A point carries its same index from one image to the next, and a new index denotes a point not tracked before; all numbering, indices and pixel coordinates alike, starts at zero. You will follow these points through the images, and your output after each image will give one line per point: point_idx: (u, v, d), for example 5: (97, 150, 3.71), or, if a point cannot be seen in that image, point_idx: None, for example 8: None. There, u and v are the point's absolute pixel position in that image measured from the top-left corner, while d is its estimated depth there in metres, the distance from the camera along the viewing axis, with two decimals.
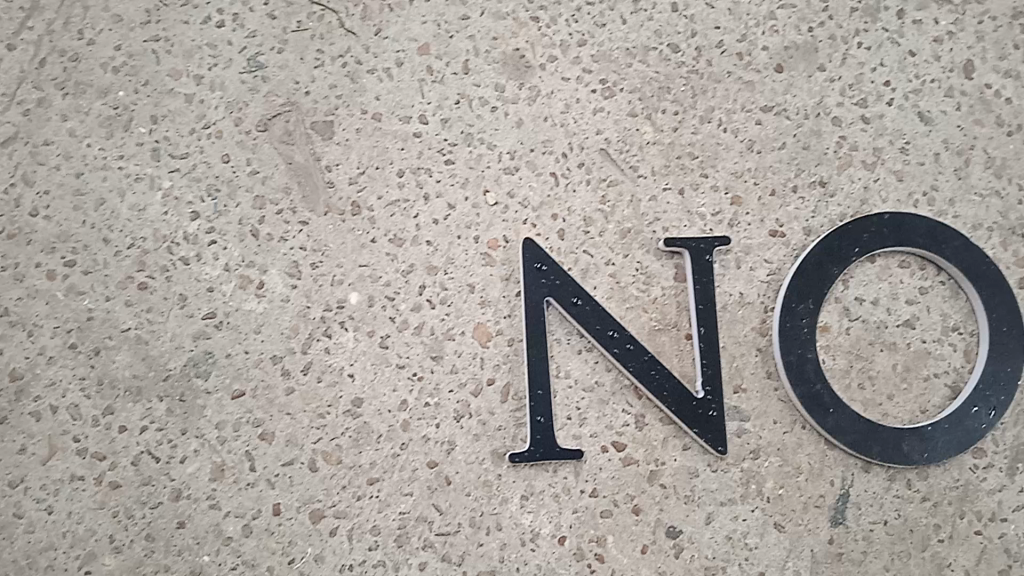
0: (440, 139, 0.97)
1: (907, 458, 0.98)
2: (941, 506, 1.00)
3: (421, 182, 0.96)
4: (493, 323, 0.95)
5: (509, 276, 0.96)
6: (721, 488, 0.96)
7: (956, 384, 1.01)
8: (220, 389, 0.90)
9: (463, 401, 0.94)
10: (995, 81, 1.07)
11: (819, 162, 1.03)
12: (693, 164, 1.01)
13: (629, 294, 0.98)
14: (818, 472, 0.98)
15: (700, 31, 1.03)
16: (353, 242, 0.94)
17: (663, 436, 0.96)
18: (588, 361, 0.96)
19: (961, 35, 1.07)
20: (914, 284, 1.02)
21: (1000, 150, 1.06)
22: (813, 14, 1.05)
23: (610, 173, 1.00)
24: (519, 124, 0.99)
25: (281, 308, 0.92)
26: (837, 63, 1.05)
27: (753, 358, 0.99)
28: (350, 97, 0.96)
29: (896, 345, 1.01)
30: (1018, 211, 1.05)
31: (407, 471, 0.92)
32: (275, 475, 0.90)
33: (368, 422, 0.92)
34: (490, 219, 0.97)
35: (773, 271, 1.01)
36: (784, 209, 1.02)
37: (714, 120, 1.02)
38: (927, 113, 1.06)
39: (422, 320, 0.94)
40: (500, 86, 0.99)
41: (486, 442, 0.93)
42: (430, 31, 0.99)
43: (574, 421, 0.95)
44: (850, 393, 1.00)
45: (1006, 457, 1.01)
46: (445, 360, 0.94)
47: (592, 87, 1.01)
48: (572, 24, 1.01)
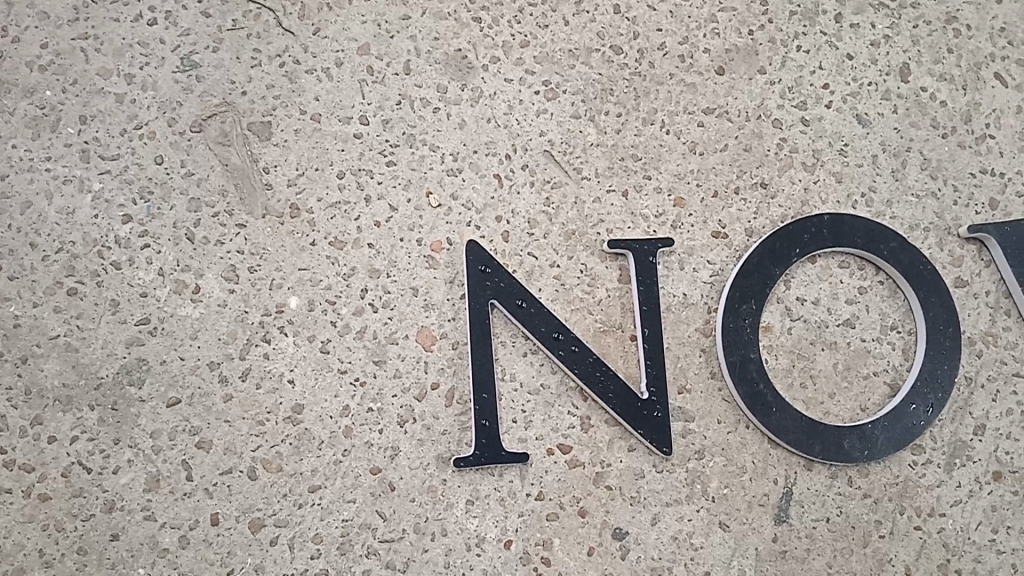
0: (381, 140, 0.96)
1: (848, 456, 0.99)
2: (881, 502, 1.01)
3: (362, 184, 0.95)
4: (437, 327, 0.94)
5: (453, 278, 0.95)
6: (667, 489, 0.97)
7: (894, 382, 1.03)
8: (155, 397, 0.88)
9: (407, 406, 0.92)
10: (930, 84, 1.09)
11: (760, 163, 1.04)
12: (636, 165, 1.01)
13: (574, 296, 0.98)
14: (762, 471, 0.99)
15: (642, 33, 1.04)
16: (292, 244, 0.92)
17: (609, 437, 0.96)
18: (533, 364, 0.96)
19: (897, 39, 1.09)
20: (853, 284, 1.04)
21: (935, 152, 1.08)
22: (753, 17, 1.06)
23: (554, 175, 0.99)
24: (462, 126, 0.98)
25: (218, 313, 0.90)
26: (777, 65, 1.06)
27: (697, 359, 0.99)
28: (289, 97, 0.95)
29: (836, 344, 1.03)
30: (953, 211, 1.07)
31: (350, 478, 0.90)
32: (212, 485, 0.87)
33: (308, 428, 0.90)
34: (433, 222, 0.96)
35: (715, 272, 1.01)
36: (726, 210, 1.03)
37: (656, 121, 1.03)
38: (864, 116, 1.07)
39: (364, 324, 0.93)
40: (442, 87, 0.98)
41: (430, 447, 0.92)
42: (370, 31, 0.97)
43: (519, 424, 0.94)
44: (792, 392, 1.01)
45: (943, 453, 1.03)
46: (388, 365, 0.93)
47: (535, 89, 1.00)
48: (515, 25, 1.01)
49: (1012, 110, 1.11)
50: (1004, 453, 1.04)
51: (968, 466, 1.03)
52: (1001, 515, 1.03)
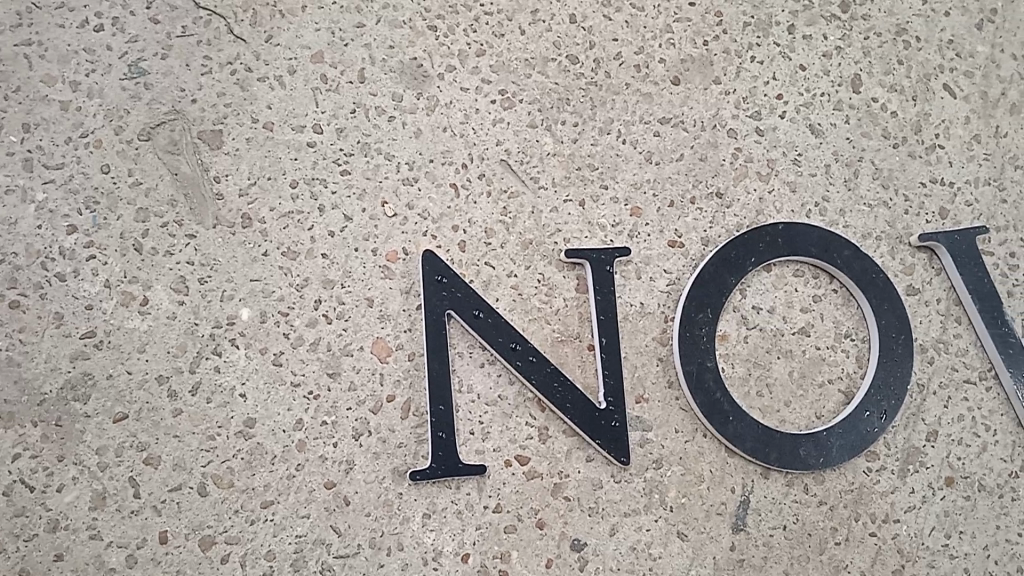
0: (335, 149, 0.95)
1: (803, 463, 1.00)
2: (837, 509, 1.02)
3: (316, 193, 0.94)
4: (393, 338, 0.93)
5: (409, 288, 0.94)
6: (626, 499, 0.96)
7: (848, 389, 1.04)
8: (101, 412, 0.85)
9: (362, 419, 0.91)
10: (881, 95, 1.11)
11: (716, 173, 1.05)
12: (593, 175, 1.01)
13: (531, 306, 0.97)
14: (719, 480, 0.99)
15: (599, 43, 1.04)
16: (243, 255, 0.91)
17: (567, 448, 0.96)
18: (491, 374, 0.95)
19: (849, 50, 1.11)
20: (808, 292, 1.05)
21: (886, 162, 1.10)
22: (708, 27, 1.07)
23: (511, 184, 0.99)
24: (417, 135, 0.97)
25: (167, 326, 0.88)
26: (732, 76, 1.07)
27: (655, 367, 0.99)
28: (241, 105, 0.93)
29: (792, 352, 1.03)
30: (904, 220, 1.09)
31: (304, 492, 0.88)
32: (161, 502, 0.85)
33: (261, 443, 0.88)
34: (388, 231, 0.95)
35: (672, 281, 1.01)
36: (682, 219, 1.03)
37: (613, 131, 1.03)
38: (817, 126, 1.08)
39: (318, 336, 0.91)
40: (398, 95, 0.97)
41: (386, 460, 0.91)
42: (324, 38, 0.96)
43: (477, 436, 0.93)
44: (749, 401, 1.01)
45: (897, 459, 1.04)
46: (343, 377, 0.91)
47: (491, 98, 1.00)
48: (471, 34, 1.00)
49: (961, 121, 1.12)
50: (956, 459, 1.06)
51: (921, 471, 1.04)
52: (954, 520, 1.04)
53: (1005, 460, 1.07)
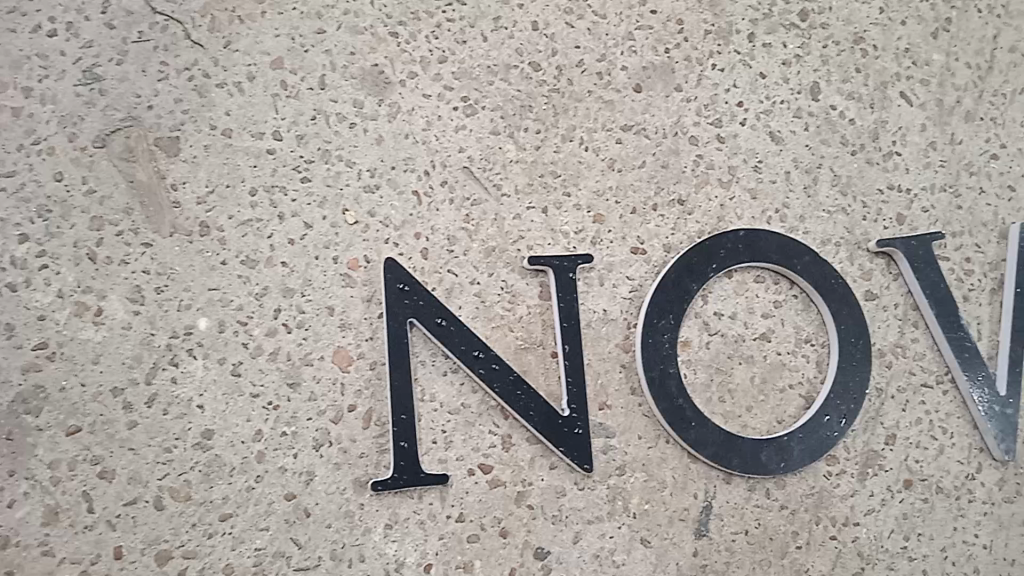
0: (295, 156, 0.94)
1: (765, 468, 1.01)
2: (798, 513, 1.03)
3: (275, 201, 0.92)
4: (354, 347, 0.92)
5: (370, 297, 0.94)
6: (589, 506, 0.96)
7: (809, 394, 1.05)
8: (53, 425, 0.84)
9: (323, 429, 0.90)
10: (840, 103, 1.12)
11: (678, 180, 1.05)
12: (556, 182, 1.01)
13: (494, 314, 0.97)
14: (682, 486, 1.00)
15: (561, 50, 1.04)
16: (201, 264, 0.89)
17: (530, 456, 0.96)
18: (454, 383, 0.94)
19: (808, 58, 1.12)
20: (769, 298, 1.06)
21: (845, 169, 1.11)
22: (669, 35, 1.07)
23: (473, 192, 0.99)
24: (379, 141, 0.97)
25: (123, 337, 0.86)
26: (693, 83, 1.07)
27: (617, 374, 1.00)
28: (198, 112, 0.92)
29: (753, 358, 1.04)
30: (862, 226, 1.10)
31: (263, 505, 0.88)
32: (116, 516, 0.84)
33: (219, 455, 0.87)
34: (350, 239, 0.94)
35: (635, 288, 1.02)
36: (645, 227, 1.03)
37: (575, 139, 1.03)
38: (777, 133, 1.09)
39: (278, 345, 0.90)
40: (359, 102, 0.97)
41: (347, 471, 0.90)
42: (283, 44, 0.95)
43: (439, 445, 0.93)
44: (711, 406, 1.02)
45: (856, 463, 1.05)
46: (303, 387, 0.90)
47: (453, 105, 0.99)
48: (432, 41, 1.00)
49: (917, 128, 1.14)
50: (914, 462, 1.07)
51: (880, 475, 1.06)
52: (911, 523, 1.06)
53: (962, 462, 1.09)
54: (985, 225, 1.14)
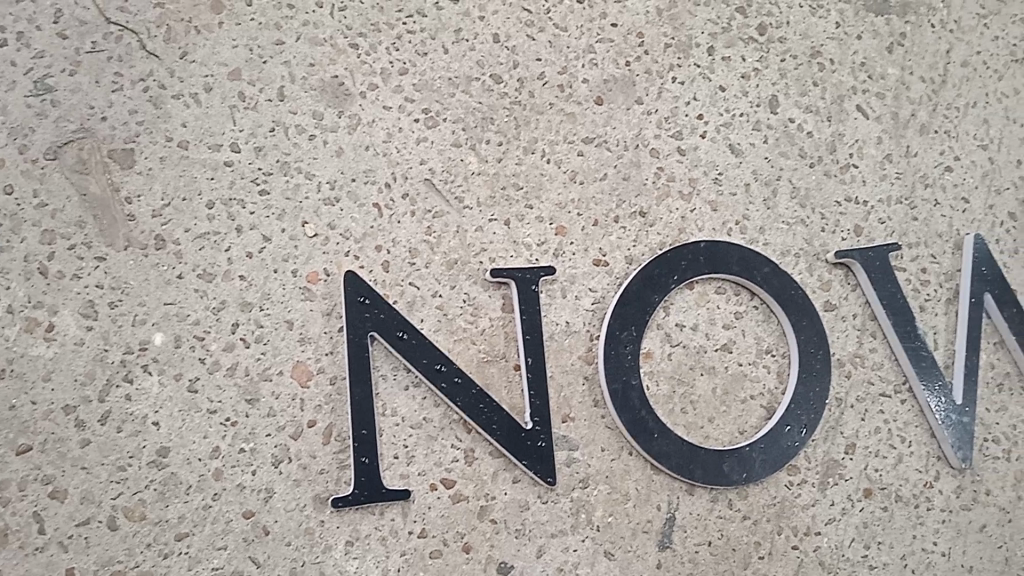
0: (253, 168, 0.93)
1: (727, 479, 1.01)
2: (760, 523, 1.03)
3: (233, 214, 0.91)
4: (314, 362, 0.91)
5: (330, 310, 0.93)
6: (552, 520, 0.96)
7: (770, 404, 1.06)
8: (3, 444, 0.82)
9: (282, 445, 0.89)
10: (798, 116, 1.13)
11: (639, 192, 1.05)
12: (518, 195, 1.01)
13: (456, 326, 0.97)
14: (645, 497, 1.00)
15: (522, 62, 1.04)
16: (156, 278, 0.88)
17: (493, 470, 0.95)
18: (415, 397, 0.94)
19: (767, 72, 1.13)
20: (730, 309, 1.06)
21: (804, 181, 1.12)
22: (630, 48, 1.08)
23: (434, 204, 0.98)
24: (339, 153, 0.96)
25: (75, 353, 0.84)
26: (654, 96, 1.08)
27: (580, 387, 0.99)
28: (153, 123, 0.90)
29: (715, 369, 1.05)
30: (821, 238, 1.11)
31: (221, 523, 0.86)
32: (68, 537, 0.82)
33: (175, 472, 0.85)
34: (309, 252, 0.93)
35: (597, 300, 1.02)
36: (607, 238, 1.03)
37: (537, 151, 1.03)
38: (737, 145, 1.10)
39: (236, 360, 0.89)
40: (318, 114, 0.96)
41: (307, 488, 0.89)
42: (241, 55, 0.94)
43: (401, 460, 0.92)
44: (673, 418, 1.02)
45: (817, 472, 1.06)
46: (261, 403, 0.89)
47: (414, 116, 0.99)
48: (393, 52, 0.99)
49: (873, 141, 1.16)
50: (874, 471, 1.08)
51: (840, 484, 1.07)
52: (872, 531, 1.07)
53: (921, 471, 1.10)
54: (941, 236, 1.16)
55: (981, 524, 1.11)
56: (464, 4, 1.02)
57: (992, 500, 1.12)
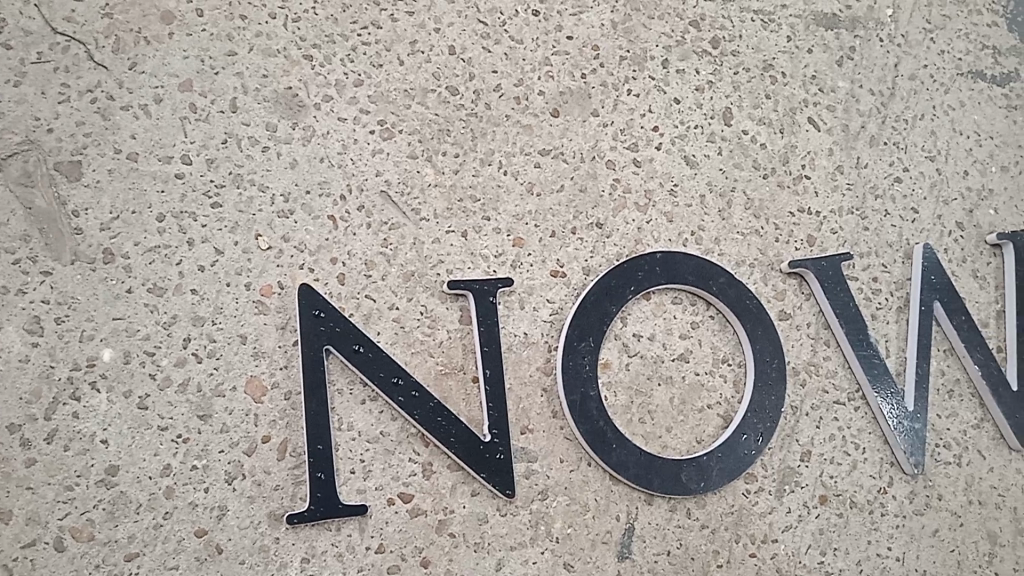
0: (205, 180, 0.91)
1: (685, 488, 1.02)
2: (719, 532, 1.04)
3: (184, 227, 0.90)
4: (268, 376, 0.90)
5: (285, 324, 0.91)
6: (511, 532, 0.96)
7: (727, 413, 1.07)
8: None
9: (235, 462, 0.87)
10: (751, 128, 1.14)
11: (596, 204, 1.06)
12: (475, 207, 1.01)
13: (413, 339, 0.96)
14: (604, 508, 1.00)
15: (478, 74, 1.04)
16: (105, 292, 0.86)
17: (452, 483, 0.94)
18: (372, 411, 0.93)
19: (720, 84, 1.14)
20: (687, 319, 1.07)
21: (757, 192, 1.13)
22: (585, 61, 1.08)
23: (391, 217, 0.97)
24: (293, 165, 0.95)
25: (19, 370, 0.82)
26: (609, 108, 1.08)
27: (539, 398, 0.99)
28: (102, 135, 0.89)
29: (672, 379, 1.05)
30: (775, 248, 1.13)
31: (172, 542, 0.84)
32: (13, 560, 0.80)
33: (125, 491, 0.84)
34: (263, 265, 0.92)
35: (555, 311, 1.02)
36: (564, 250, 1.04)
37: (494, 162, 1.03)
38: (692, 157, 1.11)
39: (187, 376, 0.87)
40: (272, 125, 0.95)
41: (262, 504, 0.87)
42: (193, 66, 0.93)
43: (358, 475, 0.91)
44: (632, 428, 1.03)
45: (774, 480, 1.07)
46: (214, 419, 0.87)
47: (370, 128, 0.98)
48: (348, 63, 0.98)
49: (825, 152, 1.17)
50: (829, 477, 1.10)
51: (796, 491, 1.08)
52: (828, 538, 1.08)
53: (875, 477, 1.12)
54: (891, 245, 1.18)
55: (934, 528, 1.13)
56: (420, 16, 1.02)
57: (945, 504, 1.14)
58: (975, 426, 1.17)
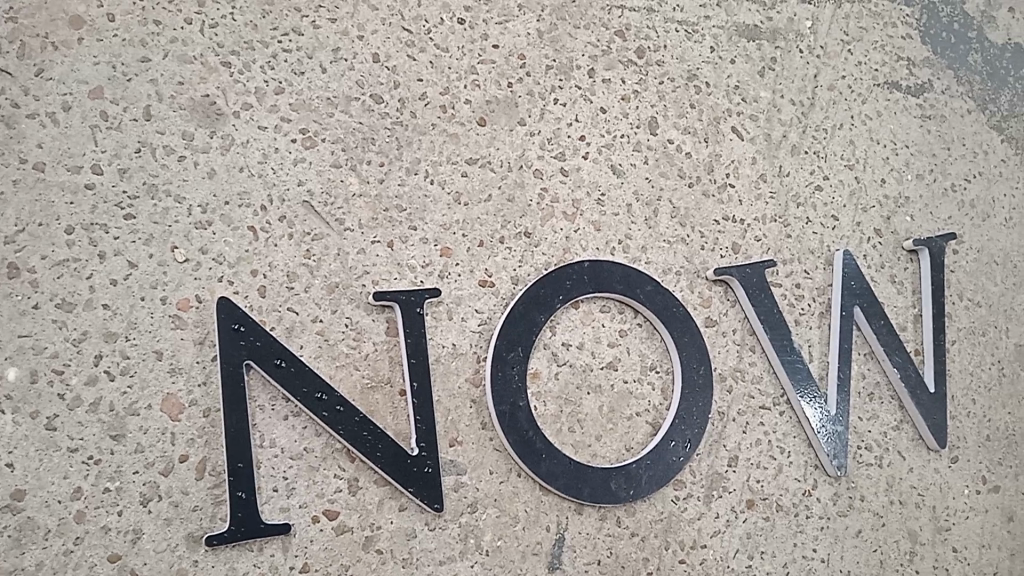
0: (117, 191, 0.88)
1: (615, 497, 1.02)
2: (649, 539, 1.04)
3: (95, 239, 0.87)
4: (185, 394, 0.88)
5: (203, 339, 0.89)
6: (440, 547, 0.95)
7: (655, 421, 1.07)
8: None
9: (150, 483, 0.85)
10: (676, 137, 1.15)
11: (524, 213, 1.05)
12: (401, 216, 0.99)
13: (337, 352, 0.94)
14: (534, 519, 1.00)
15: (403, 82, 1.02)
16: (9, 309, 0.83)
17: (379, 498, 0.93)
18: (295, 427, 0.91)
19: (646, 94, 1.14)
20: (615, 327, 1.07)
21: (683, 201, 1.14)
22: (512, 70, 1.07)
23: (314, 227, 0.95)
24: (211, 175, 0.92)
25: None
26: (536, 117, 1.08)
27: (467, 409, 0.99)
28: (6, 144, 0.85)
29: (601, 387, 1.05)
30: (701, 255, 1.13)
31: (83, 569, 0.82)
32: None
33: (32, 517, 0.81)
34: (179, 278, 0.89)
35: (483, 321, 1.01)
36: (492, 259, 1.03)
37: (420, 171, 1.01)
38: (619, 166, 1.11)
39: (99, 395, 0.85)
40: (188, 134, 0.92)
41: (179, 527, 0.86)
42: (104, 73, 0.89)
43: (280, 493, 0.90)
44: (561, 437, 1.03)
45: (702, 486, 1.08)
46: (128, 439, 0.85)
47: (291, 137, 0.96)
48: (268, 71, 0.96)
49: (748, 161, 1.18)
50: (756, 482, 1.11)
51: (724, 497, 1.09)
52: (755, 542, 1.10)
53: (800, 480, 1.14)
54: (813, 252, 1.20)
55: (858, 529, 1.16)
56: (342, 23, 1.00)
57: (867, 505, 1.17)
58: (895, 428, 1.20)
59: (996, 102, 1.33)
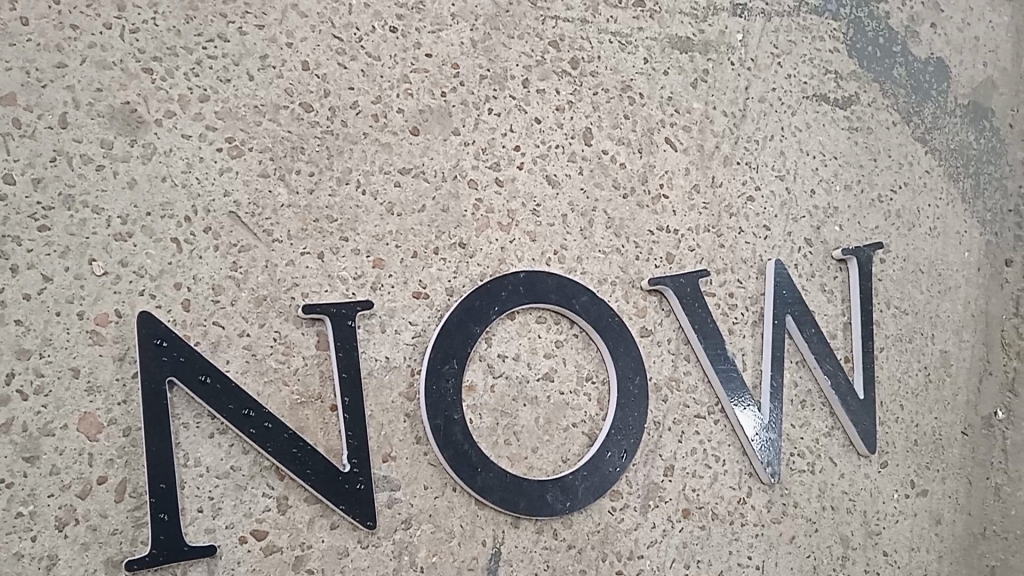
0: (31, 202, 0.85)
1: (551, 509, 1.01)
2: (585, 551, 1.04)
3: (6, 253, 0.84)
4: (104, 414, 0.85)
5: (123, 355, 0.86)
6: (373, 564, 0.94)
7: (592, 431, 1.07)
8: None
9: (66, 506, 0.83)
10: (610, 148, 1.15)
11: (458, 224, 1.04)
12: (331, 227, 0.97)
13: (266, 367, 0.92)
14: (470, 534, 0.99)
15: (333, 91, 1.00)
16: None
17: (309, 517, 0.92)
18: (221, 445, 0.89)
19: (580, 105, 1.14)
20: (551, 337, 1.06)
21: (618, 212, 1.14)
22: (445, 79, 1.06)
23: (240, 238, 0.93)
24: (132, 185, 0.89)
25: None
26: (470, 127, 1.07)
27: (401, 424, 0.97)
28: None
29: (537, 399, 1.05)
30: (636, 265, 1.14)
31: None
32: None
33: None
34: (98, 293, 0.86)
35: (417, 333, 1.00)
36: (426, 270, 1.01)
37: (351, 181, 0.99)
38: (553, 177, 1.11)
39: (11, 415, 0.82)
40: (107, 142, 0.89)
41: (98, 551, 0.83)
42: (16, 79, 0.86)
43: (206, 513, 0.87)
44: (497, 450, 1.02)
45: (638, 496, 1.08)
46: (42, 461, 0.82)
47: (216, 146, 0.93)
48: (192, 78, 0.93)
49: (682, 172, 1.19)
50: (692, 491, 1.12)
51: (660, 506, 1.09)
52: (691, 551, 1.11)
53: (735, 487, 1.14)
54: (746, 261, 1.21)
55: (791, 535, 1.17)
56: (270, 30, 0.97)
57: (800, 511, 1.18)
58: (826, 434, 1.21)
59: (920, 114, 1.36)
